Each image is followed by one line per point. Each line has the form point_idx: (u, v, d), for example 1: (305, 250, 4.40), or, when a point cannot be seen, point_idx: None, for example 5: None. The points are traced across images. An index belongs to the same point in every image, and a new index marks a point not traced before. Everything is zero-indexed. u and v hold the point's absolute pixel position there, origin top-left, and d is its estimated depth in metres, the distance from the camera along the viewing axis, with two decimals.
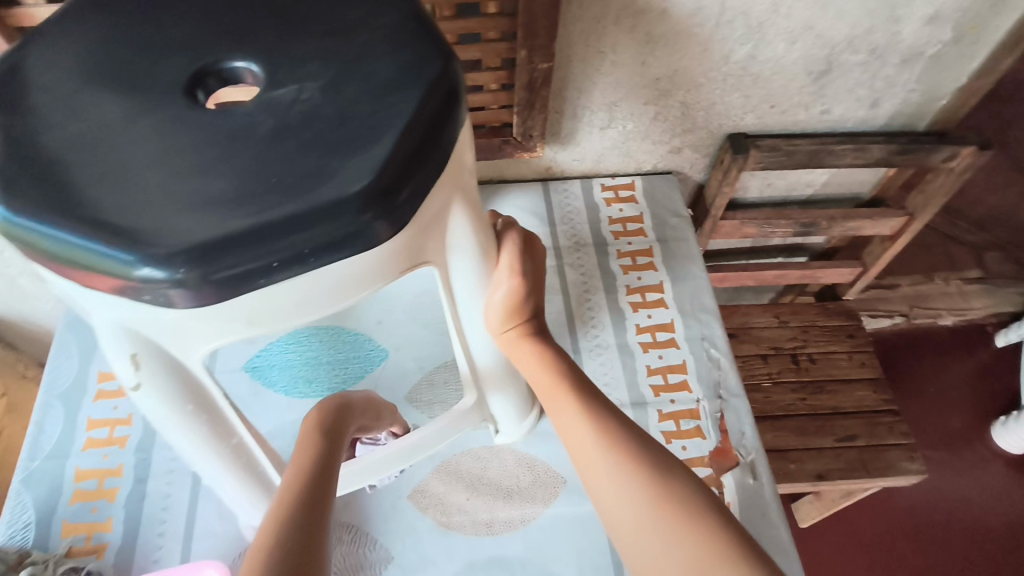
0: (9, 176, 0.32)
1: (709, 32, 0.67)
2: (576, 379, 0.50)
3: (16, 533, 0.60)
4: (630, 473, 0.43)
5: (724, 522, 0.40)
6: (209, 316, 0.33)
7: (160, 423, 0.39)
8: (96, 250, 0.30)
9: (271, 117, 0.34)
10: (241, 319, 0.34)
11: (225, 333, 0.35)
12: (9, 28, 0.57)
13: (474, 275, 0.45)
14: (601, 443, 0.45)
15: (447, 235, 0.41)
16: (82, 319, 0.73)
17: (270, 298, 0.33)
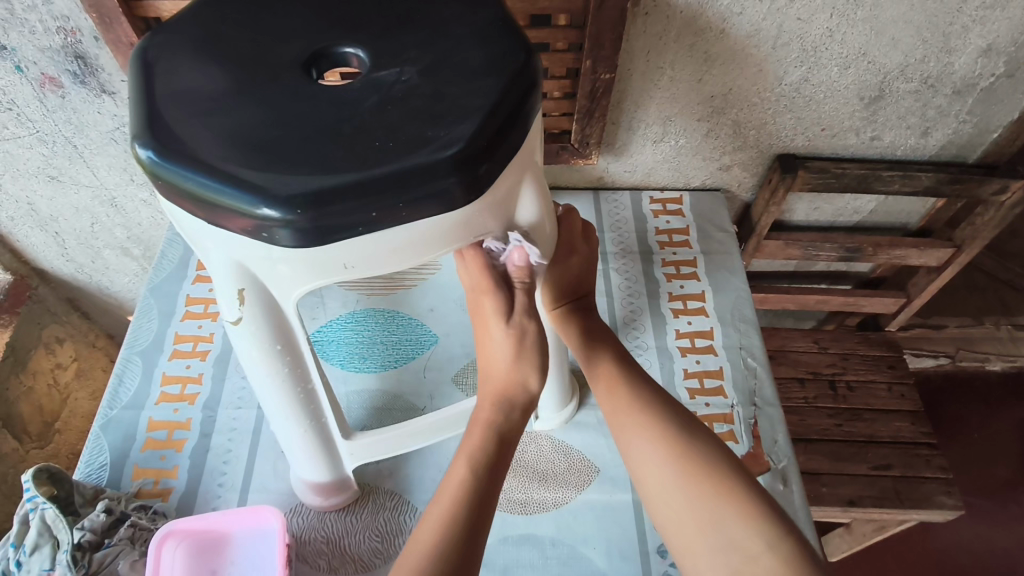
0: (155, 128, 0.38)
1: (765, 53, 0.71)
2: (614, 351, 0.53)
3: (94, 472, 0.65)
4: (662, 437, 0.46)
5: (747, 487, 0.43)
6: (309, 259, 0.38)
7: (251, 359, 0.45)
8: (227, 190, 0.35)
9: (377, 93, 0.39)
10: (335, 264, 0.39)
11: (319, 277, 0.40)
12: (137, 18, 0.65)
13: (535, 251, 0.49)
14: (635, 407, 0.48)
15: (516, 212, 0.45)
16: (163, 287, 0.79)
17: (362, 248, 0.38)
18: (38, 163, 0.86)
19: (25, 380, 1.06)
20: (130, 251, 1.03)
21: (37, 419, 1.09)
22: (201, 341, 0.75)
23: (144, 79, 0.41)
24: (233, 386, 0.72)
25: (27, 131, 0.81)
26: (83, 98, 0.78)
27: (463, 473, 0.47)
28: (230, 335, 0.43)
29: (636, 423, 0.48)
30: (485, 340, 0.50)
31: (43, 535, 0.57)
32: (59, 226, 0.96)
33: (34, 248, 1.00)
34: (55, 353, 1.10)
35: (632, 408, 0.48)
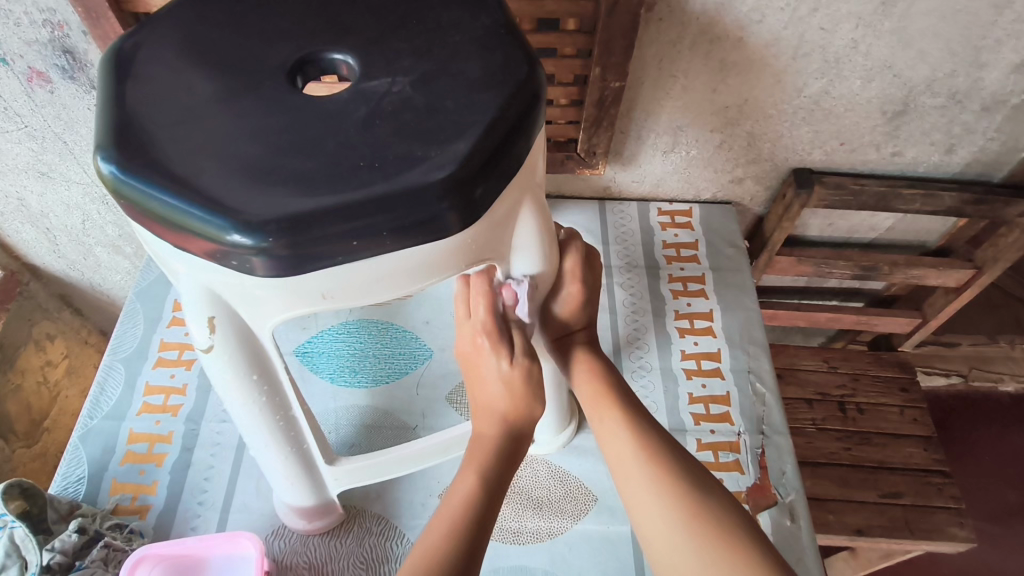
0: (121, 139, 0.35)
1: (785, 64, 0.67)
2: (619, 391, 0.50)
3: (70, 485, 0.63)
4: (671, 493, 0.42)
5: (766, 553, 0.39)
6: (284, 288, 0.35)
7: (223, 387, 0.42)
8: (195, 211, 0.32)
9: (364, 106, 0.36)
10: (315, 295, 0.36)
11: (297, 306, 0.36)
12: (125, 13, 0.63)
13: (533, 278, 0.45)
14: (643, 460, 0.45)
15: (513, 238, 0.41)
16: (151, 290, 0.76)
17: (346, 278, 0.35)
18: (28, 159, 0.83)
19: (13, 378, 1.04)
20: (122, 249, 1.00)
21: (25, 417, 1.07)
22: (187, 349, 0.72)
23: (115, 84, 0.38)
24: (218, 397, 0.69)
25: (15, 126, 0.79)
26: (72, 94, 0.76)
27: (470, 482, 0.45)
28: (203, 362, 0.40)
29: (643, 476, 0.44)
30: (481, 358, 0.47)
31: (11, 556, 0.55)
32: (51, 222, 0.94)
33: (25, 244, 0.98)
34: (45, 351, 1.08)
35: (639, 460, 0.45)
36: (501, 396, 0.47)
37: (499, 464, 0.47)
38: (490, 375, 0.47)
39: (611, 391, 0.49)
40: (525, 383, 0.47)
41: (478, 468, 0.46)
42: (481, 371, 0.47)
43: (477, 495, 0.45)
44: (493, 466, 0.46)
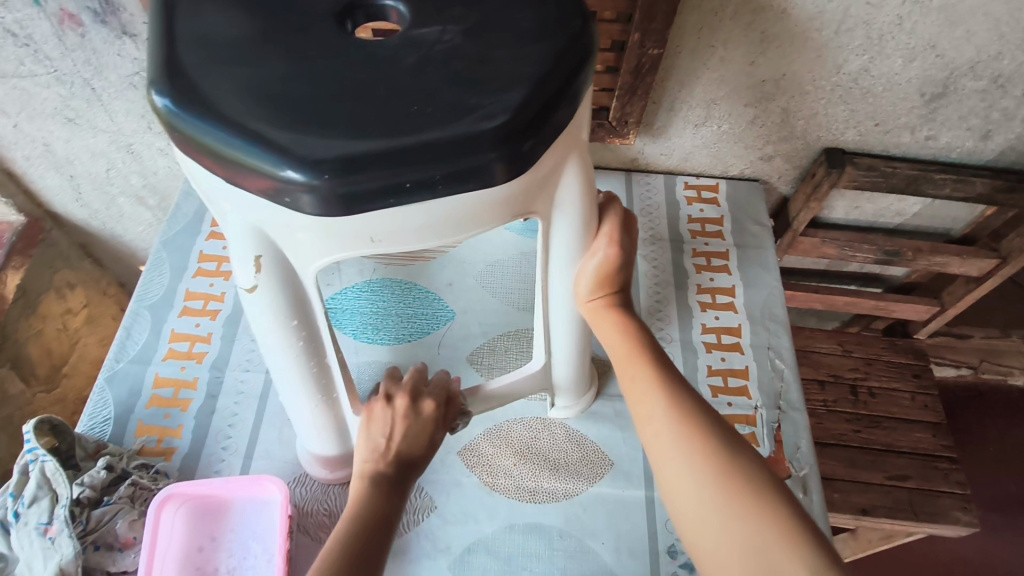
0: (174, 73, 0.35)
1: (826, 39, 0.66)
2: (654, 352, 0.51)
3: (97, 425, 0.64)
4: (700, 448, 0.43)
5: (793, 509, 0.40)
6: (336, 232, 0.35)
7: (262, 328, 0.42)
8: (248, 149, 0.32)
9: (416, 53, 0.36)
10: (363, 237, 0.35)
11: (343, 248, 0.36)
12: None
13: (573, 234, 0.45)
14: (674, 419, 0.45)
15: (556, 194, 0.41)
16: (178, 241, 0.77)
17: (396, 221, 0.35)
18: (56, 104, 0.83)
19: (34, 324, 1.04)
20: (146, 200, 1.00)
21: (46, 363, 1.08)
22: (212, 299, 0.73)
23: (164, 21, 0.38)
24: (243, 347, 0.70)
25: (45, 70, 0.78)
26: (103, 39, 0.75)
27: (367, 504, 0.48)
28: (246, 303, 0.41)
29: (671, 432, 0.45)
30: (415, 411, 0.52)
31: (42, 488, 0.55)
32: (75, 169, 0.94)
33: (48, 191, 0.98)
34: (66, 298, 1.09)
35: (671, 419, 0.45)
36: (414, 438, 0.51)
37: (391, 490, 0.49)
38: (414, 428, 0.51)
39: (646, 354, 0.50)
40: (439, 439, 0.53)
41: (375, 496, 0.48)
42: (405, 423, 0.51)
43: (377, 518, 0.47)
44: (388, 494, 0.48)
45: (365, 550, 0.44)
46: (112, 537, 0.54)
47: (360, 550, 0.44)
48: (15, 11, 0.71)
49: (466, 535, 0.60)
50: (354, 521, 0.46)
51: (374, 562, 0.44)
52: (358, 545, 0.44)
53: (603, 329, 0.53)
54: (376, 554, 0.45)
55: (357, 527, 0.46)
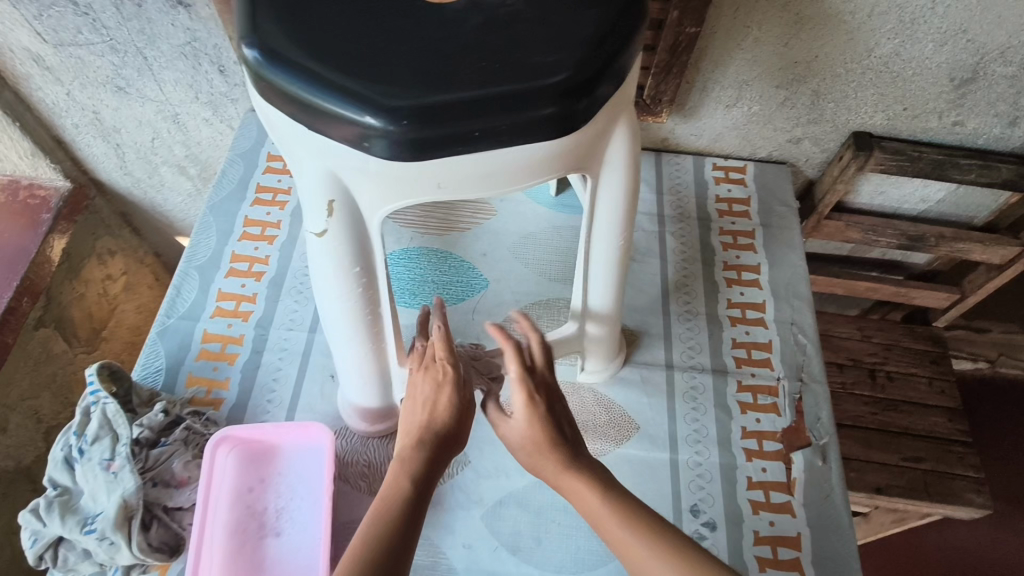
0: (256, 23, 0.37)
1: (860, 21, 0.68)
2: (586, 461, 0.49)
3: (150, 375, 0.68)
4: (664, 551, 0.43)
5: None
6: (407, 178, 0.38)
7: (325, 273, 0.45)
8: (331, 95, 0.35)
9: (482, 12, 0.38)
10: (429, 182, 0.38)
11: (410, 194, 0.39)
12: None
13: (618, 197, 0.46)
14: (628, 527, 0.44)
15: (604, 151, 0.43)
16: (224, 206, 0.80)
17: (461, 168, 0.38)
18: (108, 72, 0.86)
19: (78, 287, 1.07)
20: (187, 170, 1.04)
21: (87, 324, 1.11)
22: (257, 262, 0.76)
23: None
24: (286, 308, 0.73)
25: (100, 39, 0.81)
26: (158, 9, 0.77)
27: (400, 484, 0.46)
28: (312, 247, 0.43)
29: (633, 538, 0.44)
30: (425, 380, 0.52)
31: (103, 428, 0.59)
32: (121, 137, 0.97)
33: (93, 158, 1.02)
34: (106, 265, 1.12)
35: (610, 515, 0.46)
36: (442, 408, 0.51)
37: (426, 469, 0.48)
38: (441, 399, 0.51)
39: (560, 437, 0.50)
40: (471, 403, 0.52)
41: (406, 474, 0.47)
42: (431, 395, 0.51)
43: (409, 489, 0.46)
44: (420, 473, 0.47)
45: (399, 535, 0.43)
46: (169, 475, 0.58)
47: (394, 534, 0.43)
48: None
49: (498, 488, 0.63)
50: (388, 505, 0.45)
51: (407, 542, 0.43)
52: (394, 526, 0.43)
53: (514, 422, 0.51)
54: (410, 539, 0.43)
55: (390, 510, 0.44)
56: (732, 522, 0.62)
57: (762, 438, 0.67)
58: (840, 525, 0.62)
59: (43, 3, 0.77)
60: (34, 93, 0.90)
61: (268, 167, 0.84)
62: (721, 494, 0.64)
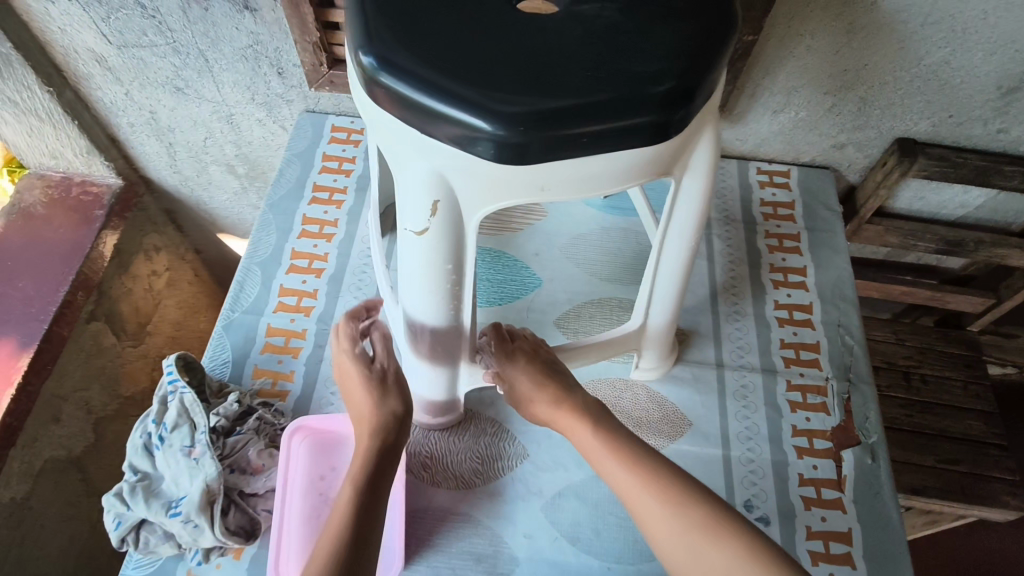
0: (372, 31, 0.39)
1: (912, 31, 0.69)
2: (576, 397, 0.57)
3: (217, 367, 0.70)
4: (627, 460, 0.51)
5: (709, 503, 0.47)
6: (514, 181, 0.40)
7: (419, 269, 0.47)
8: (449, 101, 0.36)
9: (582, 23, 0.40)
10: (534, 185, 0.40)
11: (514, 195, 0.41)
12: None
13: (697, 200, 0.48)
14: (600, 440, 0.53)
15: (690, 158, 0.45)
16: (282, 204, 0.83)
17: (566, 171, 0.39)
18: (168, 73, 0.87)
19: (126, 282, 1.09)
20: (235, 169, 1.05)
21: (134, 319, 1.13)
22: (317, 259, 0.78)
23: None
24: (346, 304, 0.75)
25: (164, 40, 0.82)
26: (224, 13, 0.78)
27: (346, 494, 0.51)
28: (409, 243, 0.46)
29: (605, 454, 0.52)
30: (362, 422, 0.57)
31: (182, 417, 0.62)
32: (175, 137, 0.99)
33: (145, 156, 1.04)
34: (153, 261, 1.15)
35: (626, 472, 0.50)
36: (374, 444, 0.55)
37: (360, 513, 0.49)
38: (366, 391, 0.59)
39: (577, 407, 0.56)
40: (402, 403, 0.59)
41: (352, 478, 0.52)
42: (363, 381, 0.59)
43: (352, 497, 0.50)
44: (357, 514, 0.49)
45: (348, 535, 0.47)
46: (245, 462, 0.60)
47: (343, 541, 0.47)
48: None
49: (556, 480, 0.65)
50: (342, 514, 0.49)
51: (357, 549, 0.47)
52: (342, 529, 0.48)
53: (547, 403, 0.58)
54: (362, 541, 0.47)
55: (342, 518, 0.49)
56: (785, 518, 0.63)
57: (812, 436, 0.68)
58: (889, 521, 0.63)
59: (111, 6, 0.78)
60: (93, 92, 0.92)
61: (324, 168, 0.86)
62: (773, 489, 0.65)
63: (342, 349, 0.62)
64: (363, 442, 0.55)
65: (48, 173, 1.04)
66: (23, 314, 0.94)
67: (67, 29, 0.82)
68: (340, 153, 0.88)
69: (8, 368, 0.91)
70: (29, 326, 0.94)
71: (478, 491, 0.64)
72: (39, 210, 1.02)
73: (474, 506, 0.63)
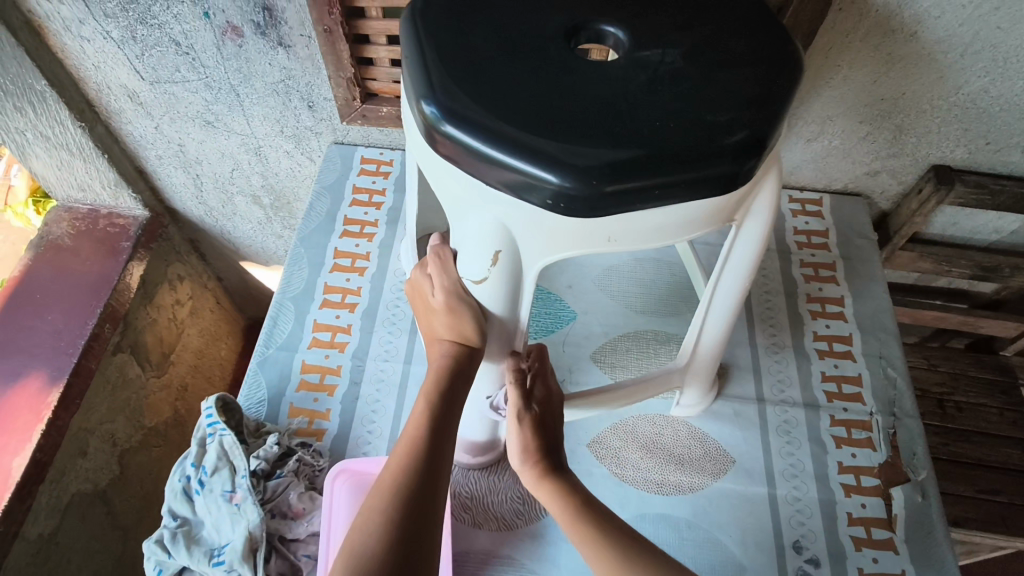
0: (436, 81, 0.38)
1: (952, 61, 0.69)
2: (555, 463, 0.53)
3: (253, 406, 0.69)
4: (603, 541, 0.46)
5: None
6: (584, 234, 0.40)
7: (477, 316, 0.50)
8: (518, 153, 0.36)
9: (646, 71, 0.40)
10: (603, 236, 0.40)
11: (584, 246, 0.41)
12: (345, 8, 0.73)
13: (755, 243, 0.48)
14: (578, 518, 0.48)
15: (751, 201, 0.45)
16: (313, 237, 0.83)
17: (635, 222, 0.39)
18: (199, 108, 0.88)
19: (151, 313, 1.08)
20: (260, 200, 1.05)
21: (158, 349, 1.11)
22: (350, 293, 0.78)
23: (410, 34, 0.42)
24: (381, 339, 0.74)
25: (196, 77, 0.83)
26: (259, 49, 0.78)
27: (419, 418, 0.47)
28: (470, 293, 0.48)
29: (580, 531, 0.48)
30: (435, 340, 0.51)
31: (221, 460, 0.61)
32: (201, 169, 0.99)
33: (171, 188, 1.04)
34: (176, 291, 1.14)
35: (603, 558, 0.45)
36: (444, 364, 0.49)
37: (431, 437, 0.46)
38: (443, 320, 0.50)
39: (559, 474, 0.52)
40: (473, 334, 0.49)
41: (420, 410, 0.48)
42: (438, 313, 0.50)
43: (424, 434, 0.46)
44: (429, 438, 0.46)
45: (416, 476, 0.43)
46: (286, 506, 0.60)
47: (407, 486, 0.43)
48: (184, 23, 0.76)
49: None
50: (409, 448, 0.45)
51: (424, 497, 0.43)
52: (407, 473, 0.44)
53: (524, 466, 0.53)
54: (428, 488, 0.43)
55: (409, 453, 0.45)
56: (835, 560, 0.62)
57: (859, 473, 0.67)
58: (944, 564, 0.61)
59: (146, 43, 0.79)
60: (123, 127, 0.93)
61: (354, 200, 0.86)
62: (822, 530, 0.64)
63: (420, 271, 0.52)
64: (434, 357, 0.50)
65: (75, 206, 1.05)
66: (54, 348, 0.94)
67: (100, 66, 0.83)
68: (369, 186, 0.88)
69: (38, 403, 0.91)
70: (59, 359, 0.94)
71: (520, 533, 0.62)
72: (67, 241, 1.02)
73: (516, 548, 0.62)
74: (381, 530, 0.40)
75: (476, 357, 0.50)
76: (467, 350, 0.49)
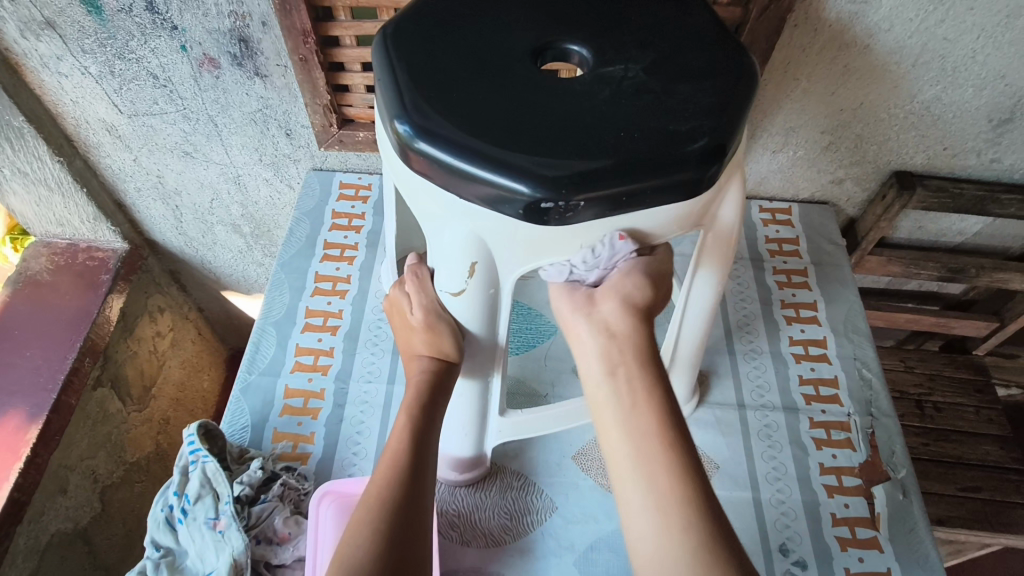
0: (408, 101, 0.40)
1: (904, 71, 0.72)
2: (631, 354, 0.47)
3: (237, 432, 0.68)
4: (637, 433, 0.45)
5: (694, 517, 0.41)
6: (556, 241, 0.41)
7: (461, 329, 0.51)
8: (489, 166, 0.37)
9: (610, 85, 0.42)
10: (577, 244, 0.42)
11: (559, 254, 0.43)
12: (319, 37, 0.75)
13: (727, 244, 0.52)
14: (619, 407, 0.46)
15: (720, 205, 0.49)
16: (293, 262, 0.83)
17: (606, 229, 0.41)
18: (177, 139, 0.88)
19: (132, 346, 1.07)
20: (241, 228, 1.05)
21: (139, 382, 1.10)
22: (332, 316, 0.78)
23: (383, 57, 0.43)
24: (363, 360, 0.74)
25: (174, 108, 0.84)
26: (235, 79, 0.80)
27: (401, 432, 0.47)
28: (450, 304, 0.50)
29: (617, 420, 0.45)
30: (412, 356, 0.51)
31: (204, 487, 0.61)
32: (181, 200, 0.99)
33: (151, 221, 1.04)
34: (157, 322, 1.13)
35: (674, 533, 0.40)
36: (424, 376, 0.50)
37: (413, 450, 0.46)
38: (420, 337, 0.51)
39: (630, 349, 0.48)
40: (449, 348, 0.50)
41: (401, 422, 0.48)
42: (415, 330, 0.51)
43: (406, 446, 0.46)
44: (412, 452, 0.46)
45: (401, 490, 0.44)
46: (271, 532, 0.60)
47: (390, 500, 0.43)
48: (162, 57, 0.77)
49: (589, 534, 0.64)
50: (393, 462, 0.46)
51: (411, 509, 0.43)
52: (390, 487, 0.44)
53: (613, 380, 0.47)
54: (413, 502, 0.44)
55: (392, 468, 0.45)
56: (822, 561, 0.62)
57: (840, 474, 0.68)
58: (927, 558, 0.62)
59: (123, 77, 0.80)
60: (101, 160, 0.93)
61: (334, 225, 0.87)
62: (807, 532, 0.64)
63: (396, 290, 0.53)
64: (411, 373, 0.51)
65: (54, 241, 1.04)
66: (33, 384, 0.93)
67: (78, 101, 0.84)
68: (349, 210, 0.89)
69: (15, 441, 0.90)
70: (38, 395, 0.92)
71: (508, 548, 0.62)
72: (45, 276, 1.01)
73: (504, 564, 0.61)
74: (370, 544, 0.41)
75: (454, 371, 0.51)
76: (446, 366, 0.50)
